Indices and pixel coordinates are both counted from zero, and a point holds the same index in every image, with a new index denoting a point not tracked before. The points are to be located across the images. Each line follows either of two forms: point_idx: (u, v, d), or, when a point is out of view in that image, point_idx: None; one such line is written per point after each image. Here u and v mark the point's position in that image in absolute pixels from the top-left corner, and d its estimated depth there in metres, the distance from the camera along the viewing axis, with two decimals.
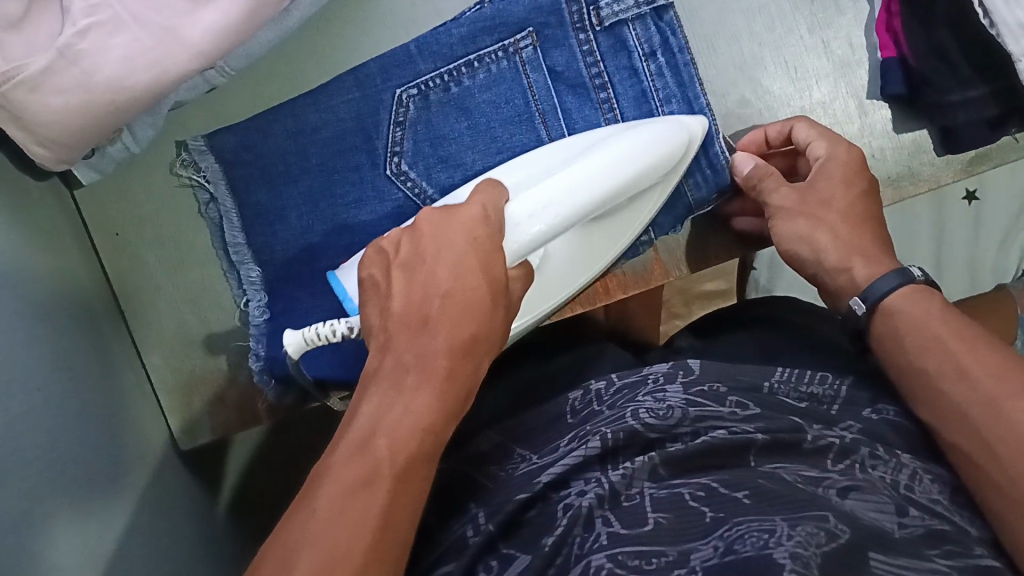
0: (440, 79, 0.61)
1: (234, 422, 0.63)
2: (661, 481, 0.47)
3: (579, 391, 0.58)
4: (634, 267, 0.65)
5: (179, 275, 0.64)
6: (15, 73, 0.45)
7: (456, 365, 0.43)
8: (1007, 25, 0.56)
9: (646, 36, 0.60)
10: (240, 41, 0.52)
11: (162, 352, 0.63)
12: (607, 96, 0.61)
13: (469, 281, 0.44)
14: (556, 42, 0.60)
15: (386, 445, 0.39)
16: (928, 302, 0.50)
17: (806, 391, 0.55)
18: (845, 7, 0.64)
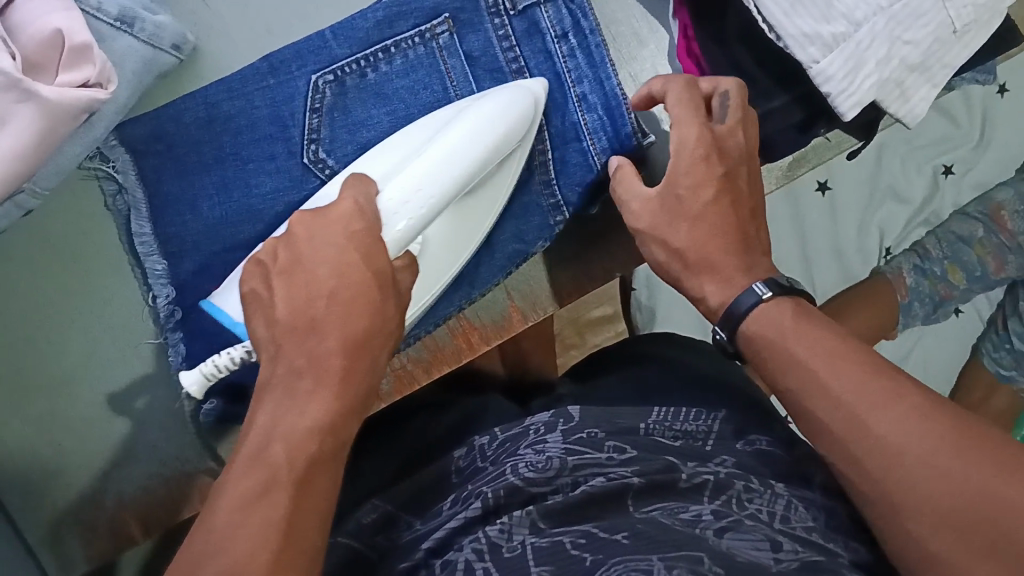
0: (355, 66, 0.64)
1: (110, 550, 0.66)
2: (543, 533, 0.43)
3: (464, 449, 0.57)
4: (492, 317, 0.69)
5: (30, 398, 0.64)
6: None
7: (348, 360, 0.45)
8: (792, 37, 0.59)
9: (558, 17, 0.63)
10: (40, 158, 0.52)
11: (21, 491, 0.65)
12: (523, 80, 0.64)
13: (350, 277, 0.46)
14: (471, 26, 0.64)
15: (282, 449, 0.41)
16: (782, 318, 0.49)
17: (681, 429, 0.54)
18: (645, 38, 0.67)
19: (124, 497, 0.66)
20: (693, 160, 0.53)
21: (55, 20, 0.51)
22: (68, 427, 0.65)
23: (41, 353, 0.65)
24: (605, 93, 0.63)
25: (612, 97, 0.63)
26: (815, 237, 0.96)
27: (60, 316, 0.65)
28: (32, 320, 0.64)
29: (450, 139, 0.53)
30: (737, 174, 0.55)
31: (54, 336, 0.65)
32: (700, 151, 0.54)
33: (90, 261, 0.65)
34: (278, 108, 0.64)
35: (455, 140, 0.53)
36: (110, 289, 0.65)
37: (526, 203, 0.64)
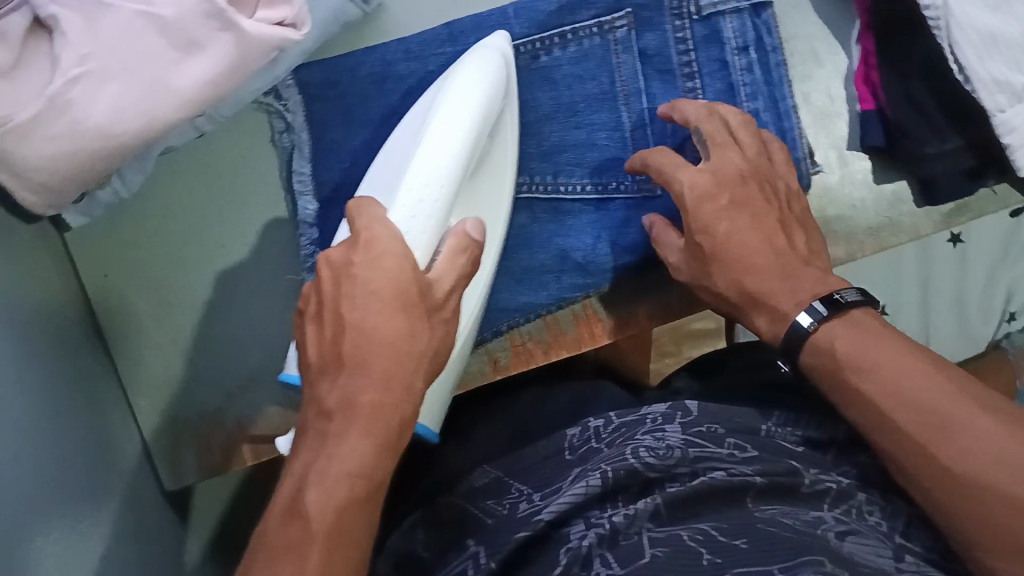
0: (530, 46, 0.63)
1: (218, 466, 0.68)
2: (663, 524, 0.45)
3: (577, 429, 0.58)
4: (612, 311, 0.67)
5: (173, 309, 0.67)
6: (6, 122, 0.47)
7: (385, 395, 0.43)
8: (981, 82, 0.57)
9: (741, 29, 0.64)
10: (228, 87, 0.54)
11: (149, 395, 0.67)
12: (694, 85, 0.64)
13: (377, 305, 0.44)
14: (651, 24, 0.64)
15: (314, 501, 0.41)
16: (835, 336, 0.50)
17: (802, 435, 0.55)
18: (823, 59, 0.67)
19: (243, 419, 0.68)
20: (698, 199, 0.57)
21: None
22: (200, 344, 0.68)
23: (188, 270, 0.67)
24: (779, 112, 0.64)
25: (784, 117, 0.64)
26: (937, 287, 0.94)
27: (212, 237, 0.67)
28: (184, 237, 0.67)
29: (433, 137, 0.51)
30: (751, 194, 0.58)
31: (201, 254, 0.67)
32: (707, 188, 0.57)
33: (250, 190, 0.67)
34: None
35: (441, 136, 0.51)
36: (261, 220, 0.68)
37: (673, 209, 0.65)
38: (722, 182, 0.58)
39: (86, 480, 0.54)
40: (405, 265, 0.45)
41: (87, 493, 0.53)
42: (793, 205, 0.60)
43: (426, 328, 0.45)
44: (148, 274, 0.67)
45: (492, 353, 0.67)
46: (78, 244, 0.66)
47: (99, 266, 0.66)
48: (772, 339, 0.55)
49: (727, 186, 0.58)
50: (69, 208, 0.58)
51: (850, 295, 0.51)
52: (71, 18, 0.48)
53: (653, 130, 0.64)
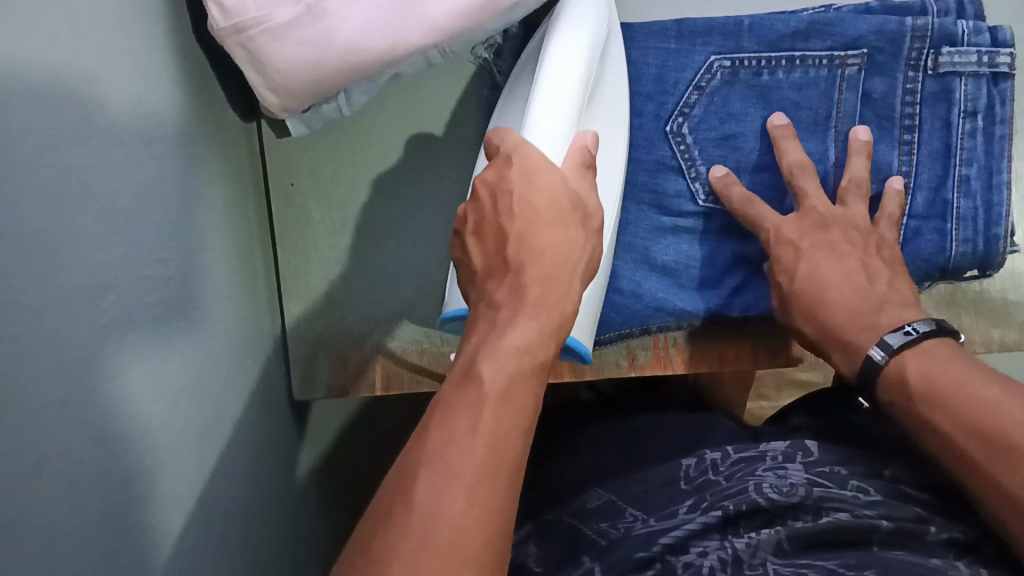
0: (756, 62, 0.64)
1: (348, 386, 0.69)
2: (786, 558, 0.48)
3: (693, 458, 0.60)
4: (761, 340, 0.68)
5: (343, 231, 0.69)
6: (264, 19, 0.50)
7: (551, 290, 0.45)
8: None
9: (974, 94, 0.62)
10: (473, 28, 0.55)
11: (301, 304, 0.69)
12: (910, 138, 0.63)
13: (542, 202, 0.48)
14: (882, 69, 0.63)
15: (488, 368, 0.41)
16: (913, 362, 0.51)
17: (926, 481, 0.53)
18: None
19: (383, 349, 0.70)
20: (781, 232, 0.60)
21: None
22: (364, 271, 0.70)
23: (370, 197, 0.70)
24: (990, 184, 0.62)
25: (994, 191, 0.62)
26: None
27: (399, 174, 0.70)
28: (375, 161, 0.70)
29: (561, 74, 0.56)
30: (834, 236, 0.59)
31: (384, 183, 0.70)
32: (788, 231, 0.60)
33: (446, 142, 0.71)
34: (666, 73, 0.65)
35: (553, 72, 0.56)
36: (451, 164, 0.71)
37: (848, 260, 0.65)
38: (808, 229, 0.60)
39: (227, 358, 0.56)
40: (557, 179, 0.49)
41: (224, 374, 0.55)
42: (885, 247, 0.60)
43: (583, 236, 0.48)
44: (333, 192, 0.70)
45: (633, 348, 0.69)
46: (274, 149, 0.69)
47: (288, 173, 0.69)
48: (847, 373, 0.56)
49: (814, 232, 0.60)
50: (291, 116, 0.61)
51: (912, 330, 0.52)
52: None
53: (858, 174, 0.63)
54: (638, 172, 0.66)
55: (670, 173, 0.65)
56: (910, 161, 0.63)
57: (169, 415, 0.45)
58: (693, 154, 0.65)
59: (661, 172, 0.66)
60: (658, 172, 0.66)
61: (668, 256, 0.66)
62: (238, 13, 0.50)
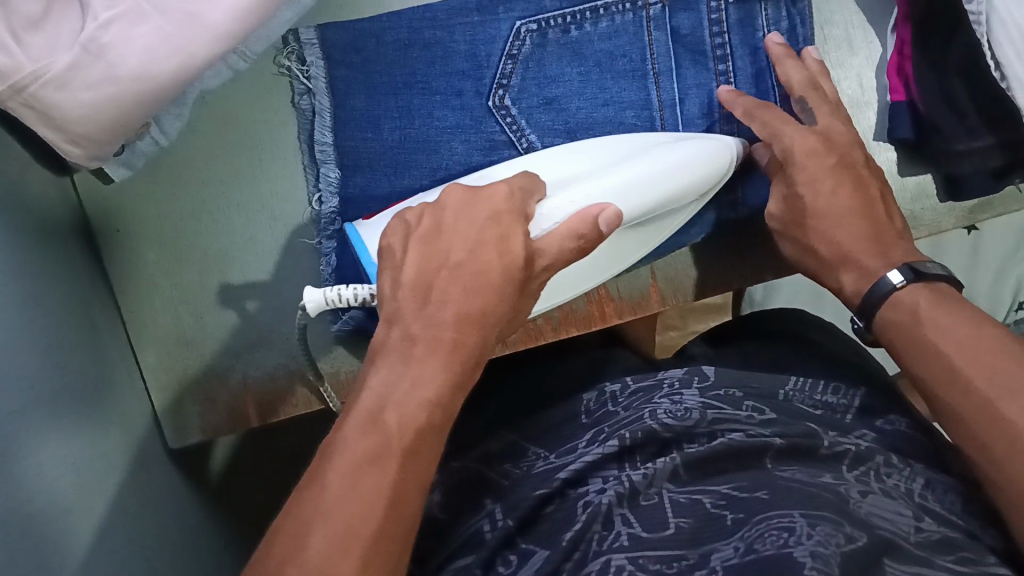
0: (561, 20, 0.64)
1: (224, 424, 0.67)
2: (681, 485, 0.48)
3: (594, 393, 0.60)
4: (630, 294, 0.70)
5: (179, 267, 0.66)
6: (42, 72, 0.47)
7: (461, 334, 0.45)
8: (1017, 80, 0.53)
9: (776, 17, 0.63)
10: (261, 20, 0.53)
11: (156, 352, 0.66)
12: (725, 68, 0.64)
13: (482, 255, 0.47)
14: (686, 4, 0.63)
15: (394, 420, 0.42)
16: (917, 300, 0.52)
17: (821, 400, 0.57)
18: (857, 47, 0.66)
19: (249, 378, 0.67)
20: (806, 155, 0.59)
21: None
22: (211, 304, 0.67)
23: (205, 227, 0.67)
24: None
25: None
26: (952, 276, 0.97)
27: (226, 196, 0.67)
28: (201, 193, 0.67)
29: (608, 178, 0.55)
30: (856, 159, 0.59)
31: (213, 210, 0.67)
32: (813, 145, 0.59)
33: (268, 151, 0.67)
34: (476, 47, 0.65)
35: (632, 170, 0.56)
36: (280, 181, 0.68)
37: None
38: (821, 148, 0.59)
39: (81, 414, 0.52)
40: (523, 241, 0.48)
41: (86, 439, 0.51)
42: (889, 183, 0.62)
43: (514, 297, 0.47)
44: (163, 229, 0.66)
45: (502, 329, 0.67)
46: (92, 198, 0.65)
47: (113, 219, 0.66)
48: (851, 297, 0.57)
49: (837, 149, 0.59)
50: (110, 162, 0.59)
51: (928, 270, 0.54)
52: None
53: (683, 112, 0.64)
54: (472, 152, 0.65)
55: (503, 148, 0.65)
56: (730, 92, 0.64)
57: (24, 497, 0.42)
58: (520, 125, 0.65)
59: (492, 147, 0.65)
60: (489, 146, 0.65)
61: None
62: (14, 72, 0.46)
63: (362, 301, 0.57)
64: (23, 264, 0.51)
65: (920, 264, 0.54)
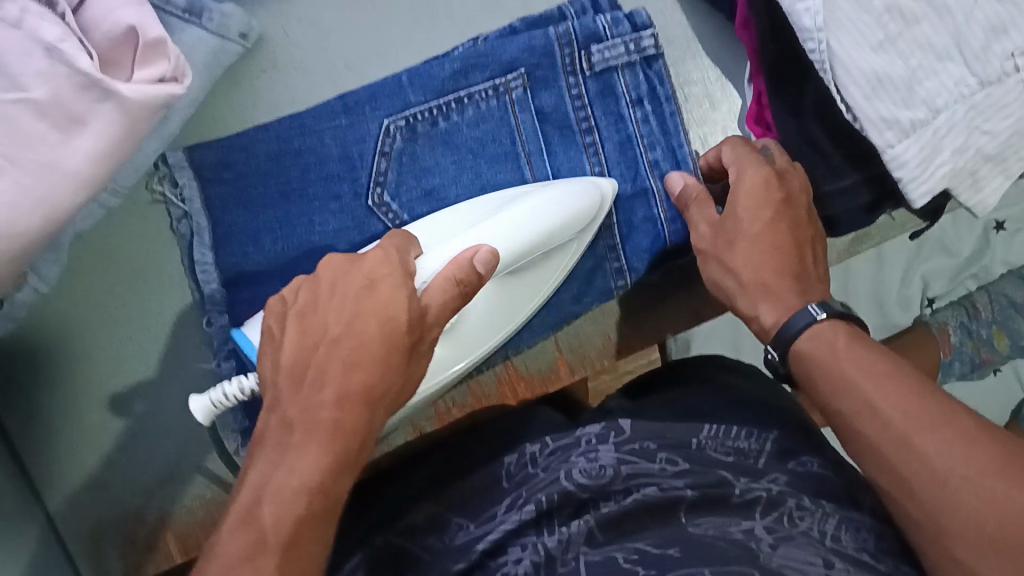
0: (428, 113, 0.64)
1: (146, 561, 0.66)
2: (597, 547, 0.48)
3: (514, 454, 0.59)
4: (541, 368, 0.70)
5: (78, 413, 0.65)
6: None
7: (346, 418, 0.46)
8: (870, 120, 0.55)
9: (634, 83, 0.64)
10: (125, 153, 0.51)
11: (68, 500, 0.65)
12: (592, 139, 0.65)
13: (359, 327, 0.48)
14: (545, 83, 0.64)
15: (270, 514, 0.44)
16: (834, 335, 0.52)
17: (734, 446, 0.56)
18: (718, 101, 0.67)
19: (167, 514, 0.66)
20: (756, 185, 0.57)
21: (128, 15, 0.49)
22: (118, 443, 0.66)
23: (98, 364, 0.65)
24: (676, 160, 0.65)
25: (683, 165, 0.65)
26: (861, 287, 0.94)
27: (114, 330, 0.66)
28: (90, 330, 0.65)
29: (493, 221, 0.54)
30: (797, 202, 0.58)
31: (104, 348, 0.65)
32: (759, 176, 0.57)
33: (154, 279, 0.66)
34: (349, 149, 0.65)
35: (513, 218, 0.55)
36: (169, 309, 0.66)
37: (591, 264, 0.65)
38: (771, 180, 0.57)
39: None
40: (404, 304, 0.48)
41: None
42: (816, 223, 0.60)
43: (400, 372, 0.49)
44: (54, 374, 0.65)
45: (416, 424, 0.68)
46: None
47: (3, 375, 0.64)
48: (768, 327, 0.55)
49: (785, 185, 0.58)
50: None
51: (836, 307, 0.53)
52: None
53: None
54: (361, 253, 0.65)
55: None
56: (600, 162, 0.65)
57: None
58: (403, 219, 0.65)
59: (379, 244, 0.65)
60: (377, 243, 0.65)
61: None
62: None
63: (249, 394, 0.54)
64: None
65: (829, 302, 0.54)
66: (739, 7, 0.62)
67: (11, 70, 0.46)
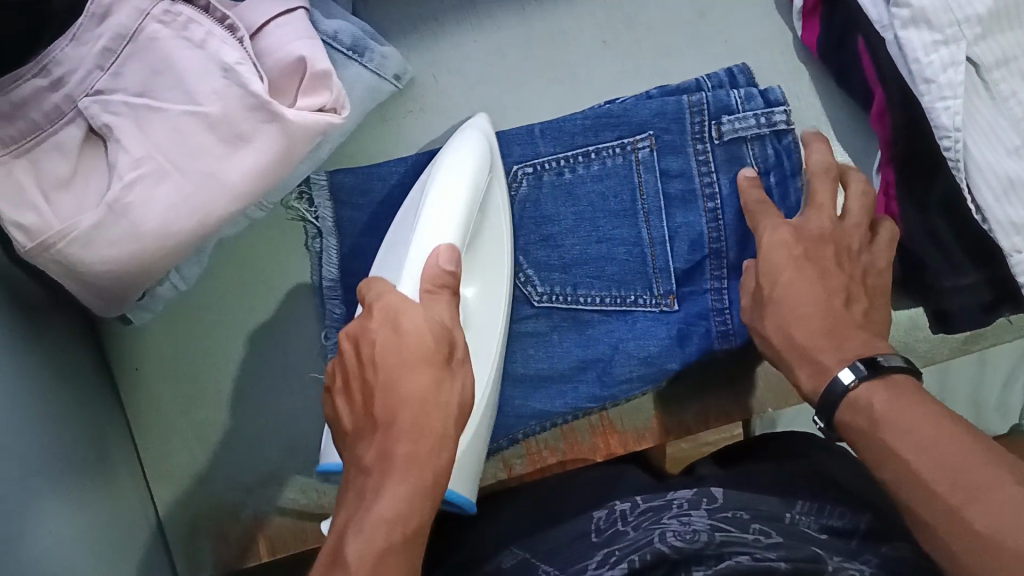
0: (554, 164, 0.67)
1: (234, 559, 0.68)
2: None
3: (603, 511, 0.61)
4: (634, 424, 0.71)
5: (193, 410, 0.69)
6: (69, 230, 0.49)
7: (424, 445, 0.44)
8: (999, 222, 0.55)
9: (763, 155, 0.64)
10: (278, 176, 0.54)
11: (172, 489, 0.68)
12: (715, 206, 0.65)
13: (401, 359, 0.46)
14: (673, 148, 0.65)
15: (353, 545, 0.41)
16: (875, 395, 0.48)
17: (828, 524, 0.56)
18: (843, 185, 0.68)
19: (261, 515, 0.68)
20: (773, 244, 0.57)
21: (300, 48, 0.53)
22: (225, 442, 0.68)
23: (214, 370, 0.69)
24: None
25: None
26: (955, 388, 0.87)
27: (238, 338, 0.69)
28: (215, 338, 0.69)
29: (440, 203, 0.56)
30: (830, 256, 0.56)
31: (225, 349, 0.69)
32: (783, 238, 0.57)
33: (280, 298, 0.70)
34: None
35: (441, 190, 0.57)
36: (292, 322, 0.69)
37: (687, 323, 0.65)
38: (788, 240, 0.57)
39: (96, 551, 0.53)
40: (409, 322, 0.47)
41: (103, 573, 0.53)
42: (870, 278, 0.58)
43: (461, 369, 0.47)
44: (178, 368, 0.69)
45: (508, 459, 0.71)
46: (114, 340, 0.69)
47: (131, 360, 0.69)
48: (810, 396, 0.52)
49: (807, 242, 0.57)
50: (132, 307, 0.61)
51: (890, 363, 0.49)
52: (123, 126, 0.50)
53: (673, 249, 0.65)
54: None
55: None
56: (718, 229, 0.65)
57: None
58: (519, 262, 0.67)
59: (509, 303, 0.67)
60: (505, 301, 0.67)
61: (531, 357, 0.67)
62: (42, 231, 0.49)
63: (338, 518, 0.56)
64: (37, 413, 0.52)
65: (878, 357, 0.49)
66: (875, 97, 0.63)
67: (190, 88, 0.51)
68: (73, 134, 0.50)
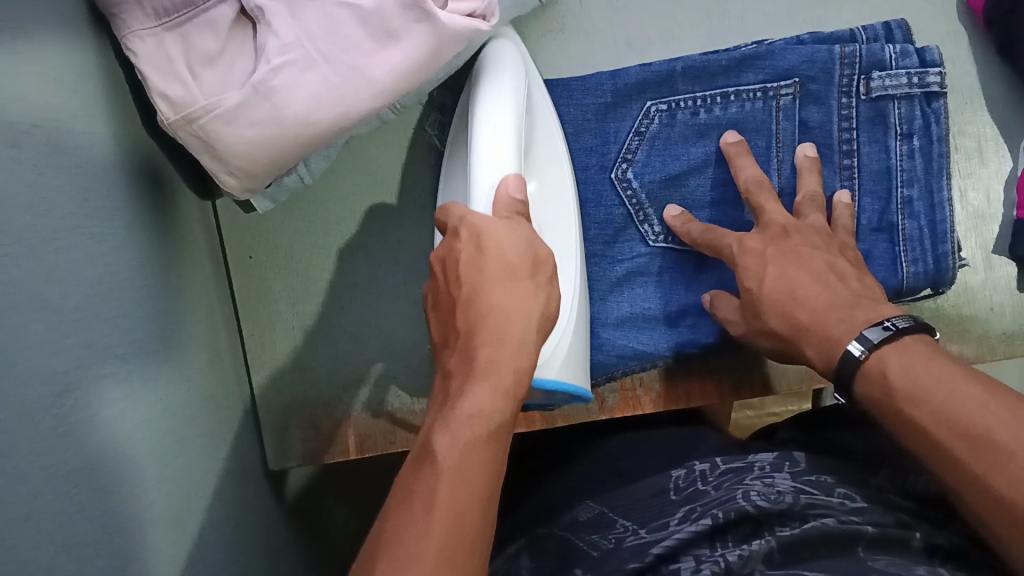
0: (692, 102, 0.66)
1: (322, 451, 0.69)
2: (775, 569, 0.48)
3: (682, 470, 0.60)
4: (730, 374, 0.68)
5: (301, 303, 0.70)
6: (212, 108, 0.50)
7: (505, 349, 0.43)
8: None
9: (909, 116, 0.64)
10: (421, 78, 0.55)
11: (269, 374, 0.69)
12: (850, 163, 0.64)
13: (488, 267, 0.45)
14: (817, 98, 0.64)
15: (443, 441, 0.40)
16: (886, 363, 0.47)
17: (914, 491, 0.54)
18: (988, 158, 0.68)
19: (354, 412, 0.69)
20: (744, 247, 0.58)
21: None
22: (328, 336, 0.69)
23: (325, 265, 0.70)
24: (932, 203, 0.63)
25: (937, 209, 0.63)
26: None
27: (350, 236, 0.70)
28: (329, 236, 0.70)
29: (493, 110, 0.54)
30: (805, 236, 0.58)
31: (337, 247, 0.70)
32: (752, 244, 0.58)
33: (399, 205, 0.71)
34: (607, 125, 0.67)
35: (491, 98, 0.55)
36: (409, 228, 0.70)
37: None
38: (775, 234, 0.58)
39: (195, 423, 0.54)
40: (493, 236, 0.46)
41: (199, 446, 0.54)
42: (847, 251, 0.58)
43: (547, 288, 0.46)
44: (292, 260, 0.70)
45: (600, 393, 0.68)
46: (231, 223, 0.69)
47: (246, 247, 0.70)
48: (822, 370, 0.52)
49: (774, 241, 0.58)
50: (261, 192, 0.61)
51: (878, 334, 0.48)
52: (275, 8, 0.51)
53: None
54: (591, 230, 0.66)
55: (620, 221, 0.66)
56: (852, 186, 0.64)
57: (143, 482, 0.45)
58: (639, 198, 0.66)
59: (624, 242, 0.66)
60: (621, 240, 0.66)
61: (625, 303, 0.66)
62: (187, 103, 0.49)
63: None
64: (156, 282, 0.52)
65: (884, 323, 0.49)
66: None
67: None
68: (224, 12, 0.51)
